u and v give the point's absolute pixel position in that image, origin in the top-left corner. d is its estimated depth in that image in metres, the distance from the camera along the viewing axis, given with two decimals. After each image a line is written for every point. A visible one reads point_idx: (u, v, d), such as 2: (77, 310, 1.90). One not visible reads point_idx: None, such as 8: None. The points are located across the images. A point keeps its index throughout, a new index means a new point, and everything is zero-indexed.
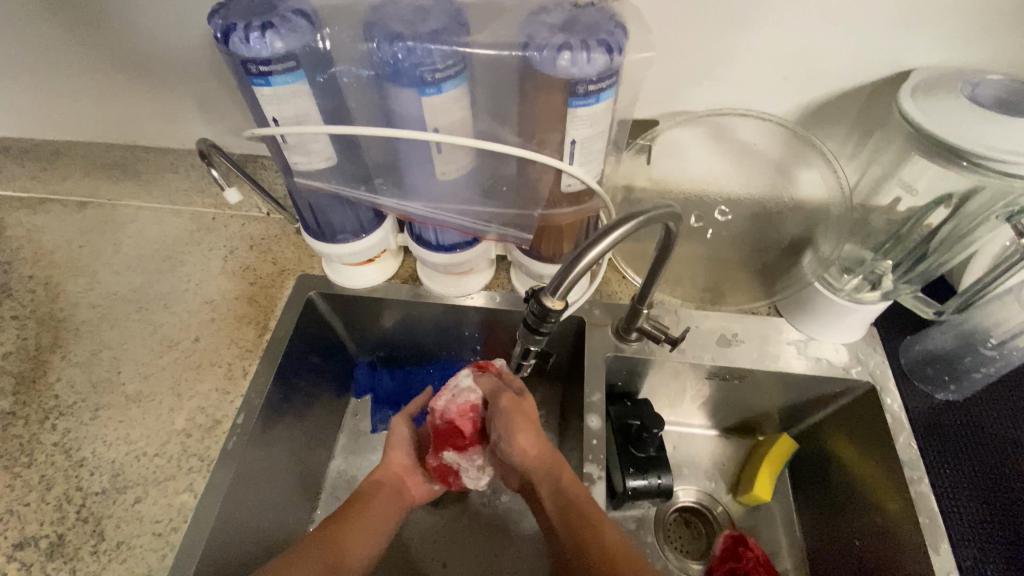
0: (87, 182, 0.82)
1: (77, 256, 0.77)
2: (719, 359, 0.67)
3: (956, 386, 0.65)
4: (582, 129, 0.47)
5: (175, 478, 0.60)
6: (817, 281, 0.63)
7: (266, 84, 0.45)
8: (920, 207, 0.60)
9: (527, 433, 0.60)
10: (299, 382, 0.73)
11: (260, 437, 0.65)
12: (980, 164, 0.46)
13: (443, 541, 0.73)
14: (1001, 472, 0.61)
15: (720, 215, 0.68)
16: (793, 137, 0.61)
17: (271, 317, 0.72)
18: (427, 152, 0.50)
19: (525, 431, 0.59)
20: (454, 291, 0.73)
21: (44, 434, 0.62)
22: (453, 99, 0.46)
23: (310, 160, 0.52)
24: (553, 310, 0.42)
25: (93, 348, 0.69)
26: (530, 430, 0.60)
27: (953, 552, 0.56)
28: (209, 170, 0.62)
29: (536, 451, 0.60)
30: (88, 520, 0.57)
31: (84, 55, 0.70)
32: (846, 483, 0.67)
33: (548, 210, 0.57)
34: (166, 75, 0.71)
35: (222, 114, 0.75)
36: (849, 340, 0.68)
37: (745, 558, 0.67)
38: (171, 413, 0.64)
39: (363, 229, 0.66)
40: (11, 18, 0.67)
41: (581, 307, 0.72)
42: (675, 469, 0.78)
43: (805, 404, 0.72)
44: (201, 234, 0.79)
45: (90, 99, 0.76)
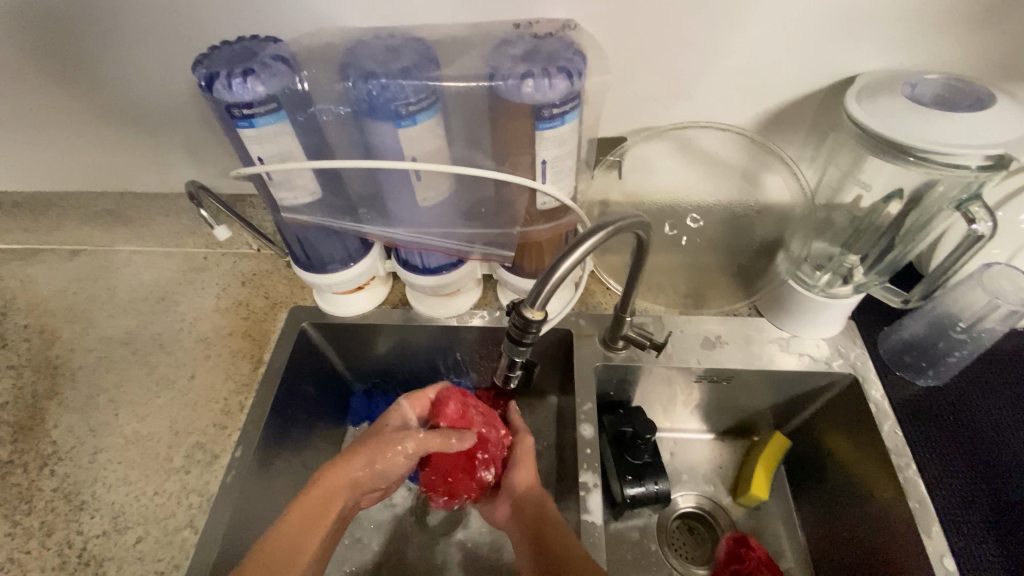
0: (81, 231, 0.84)
1: (72, 303, 0.78)
2: (704, 361, 0.70)
3: (933, 372, 0.66)
4: (551, 150, 0.50)
5: (175, 515, 0.60)
6: (791, 280, 0.66)
7: (250, 126, 0.48)
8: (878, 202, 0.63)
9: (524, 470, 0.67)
10: (296, 413, 0.73)
11: (259, 469, 0.66)
12: (925, 158, 0.49)
13: (448, 563, 0.73)
14: (990, 451, 0.62)
15: (693, 222, 0.70)
16: (752, 145, 0.64)
17: (265, 349, 0.73)
18: (407, 180, 0.53)
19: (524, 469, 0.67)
20: (444, 312, 0.74)
21: (43, 480, 0.63)
22: (428, 129, 0.49)
23: (295, 195, 0.55)
24: (534, 322, 0.44)
25: (91, 392, 0.70)
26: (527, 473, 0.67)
27: (945, 535, 0.57)
28: (198, 210, 0.63)
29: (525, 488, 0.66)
30: (89, 563, 0.57)
31: (74, 108, 0.73)
32: (840, 475, 0.69)
33: (526, 228, 0.59)
34: (153, 123, 0.74)
35: (210, 157, 0.78)
36: (828, 335, 0.70)
37: (747, 559, 0.69)
38: (169, 451, 0.65)
39: (350, 258, 0.68)
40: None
41: (568, 320, 0.74)
42: (674, 476, 0.79)
43: (794, 401, 0.74)
44: (193, 274, 0.81)
45: (78, 148, 0.79)
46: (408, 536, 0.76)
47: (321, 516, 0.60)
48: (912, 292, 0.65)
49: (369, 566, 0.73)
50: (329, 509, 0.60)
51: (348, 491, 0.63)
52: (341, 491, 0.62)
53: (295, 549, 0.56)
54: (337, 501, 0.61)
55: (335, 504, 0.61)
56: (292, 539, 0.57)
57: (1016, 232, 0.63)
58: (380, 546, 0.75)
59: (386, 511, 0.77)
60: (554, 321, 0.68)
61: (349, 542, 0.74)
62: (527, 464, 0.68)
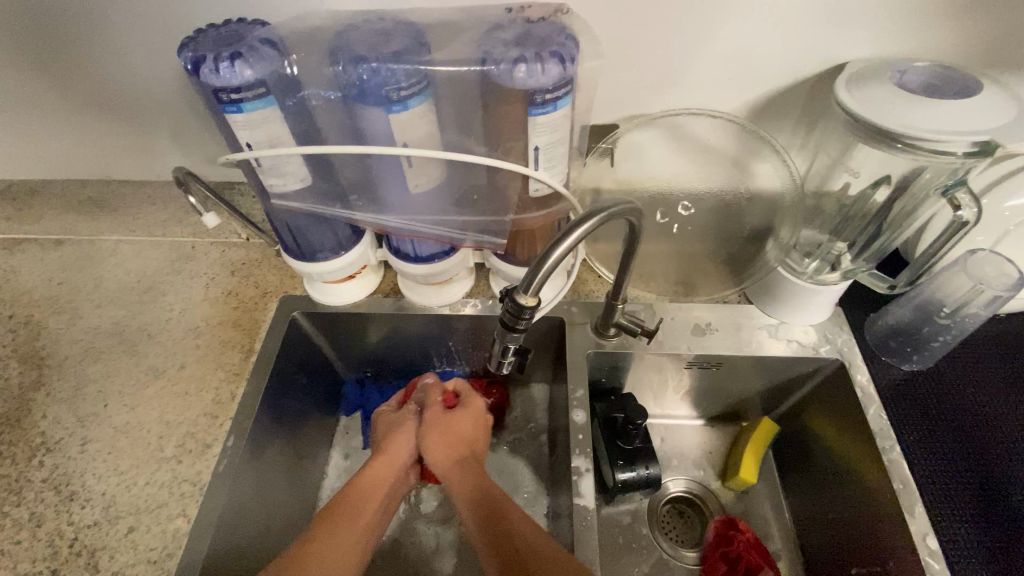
0: (65, 220, 0.83)
1: (57, 294, 0.77)
2: (695, 347, 0.70)
3: (918, 357, 0.68)
4: (544, 136, 0.50)
5: (168, 505, 0.60)
6: (779, 267, 0.67)
7: (238, 111, 0.47)
8: (864, 189, 0.63)
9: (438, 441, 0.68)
10: (288, 402, 0.73)
11: (251, 458, 0.66)
12: (912, 145, 0.49)
13: (441, 549, 0.74)
14: (971, 432, 0.64)
15: (684, 210, 0.70)
16: (743, 132, 0.64)
17: (256, 339, 0.73)
18: (398, 167, 0.52)
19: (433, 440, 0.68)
20: (437, 300, 0.74)
21: (32, 471, 0.62)
22: (419, 115, 0.48)
23: (285, 181, 0.54)
24: (527, 308, 0.44)
25: (78, 383, 0.69)
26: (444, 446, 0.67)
27: (927, 514, 0.58)
28: (186, 197, 0.62)
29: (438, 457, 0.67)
30: (80, 553, 0.57)
31: (53, 93, 0.71)
32: (826, 458, 0.70)
33: (519, 215, 0.59)
34: (138, 109, 0.73)
35: (197, 144, 0.77)
36: (816, 321, 0.71)
37: (736, 541, 0.70)
38: (160, 441, 0.64)
39: (341, 246, 0.68)
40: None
41: (560, 308, 0.74)
42: (664, 461, 0.80)
43: (782, 386, 0.75)
44: (181, 263, 0.80)
45: (61, 135, 0.77)
46: (401, 523, 0.76)
47: (368, 497, 0.64)
48: (898, 279, 0.66)
49: None
50: (373, 491, 0.65)
51: (387, 472, 0.67)
52: (383, 471, 0.67)
53: (348, 524, 0.60)
54: (376, 486, 0.65)
55: (379, 487, 0.65)
56: (346, 517, 0.60)
57: (999, 219, 0.64)
58: None
59: None
60: (547, 308, 0.69)
61: None
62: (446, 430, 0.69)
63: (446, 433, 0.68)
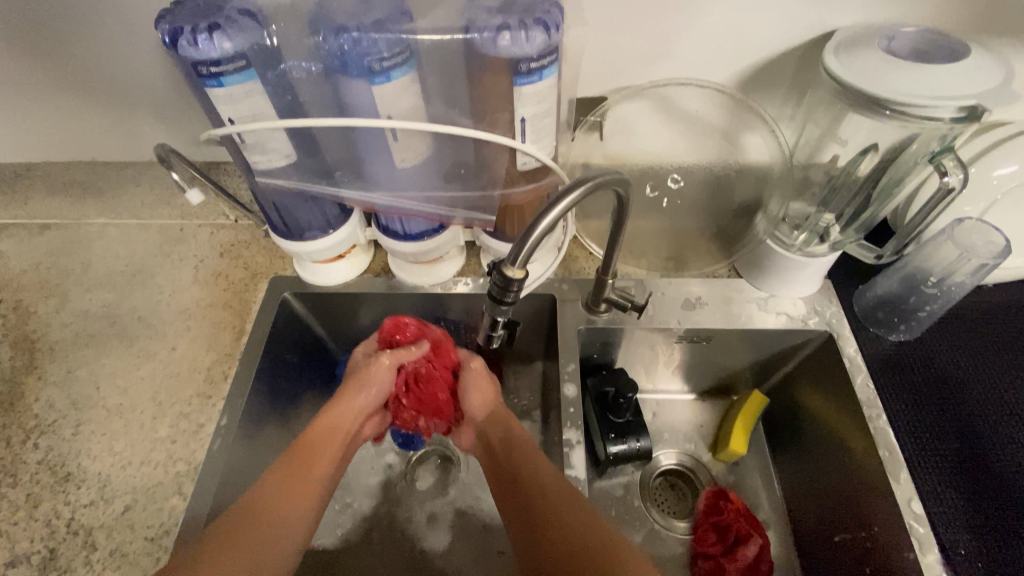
0: (51, 204, 0.82)
1: (46, 278, 0.77)
2: (685, 322, 0.71)
3: (904, 327, 0.68)
4: (530, 107, 0.49)
5: (163, 483, 0.60)
6: (768, 238, 0.67)
7: (218, 85, 0.46)
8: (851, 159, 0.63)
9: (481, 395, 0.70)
10: (282, 383, 0.74)
11: (246, 437, 0.66)
12: (901, 111, 0.49)
13: (437, 523, 0.75)
14: (954, 399, 0.65)
15: (674, 182, 0.71)
16: (732, 103, 0.63)
17: (247, 320, 0.72)
18: (383, 141, 0.52)
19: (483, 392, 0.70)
20: (428, 279, 0.74)
21: (27, 453, 0.62)
22: (403, 87, 0.48)
23: (269, 158, 0.54)
24: (514, 280, 0.44)
25: (70, 366, 0.69)
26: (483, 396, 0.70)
27: (911, 479, 0.59)
28: (170, 175, 0.61)
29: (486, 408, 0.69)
30: (78, 532, 0.58)
31: (28, 71, 0.70)
32: (814, 429, 0.72)
33: (507, 189, 0.58)
34: (118, 87, 0.71)
35: (181, 123, 0.76)
36: (805, 294, 0.71)
37: (726, 510, 0.72)
38: (153, 421, 0.64)
39: (330, 225, 0.67)
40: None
41: (550, 284, 0.75)
42: (656, 435, 0.82)
43: (772, 360, 0.76)
44: (170, 245, 0.79)
45: (40, 114, 0.76)
46: (397, 499, 0.77)
47: (321, 443, 0.63)
48: (885, 248, 0.66)
49: (361, 529, 0.75)
50: (325, 437, 0.64)
51: (342, 417, 0.67)
52: (335, 420, 0.66)
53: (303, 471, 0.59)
54: (337, 423, 0.66)
55: (333, 432, 0.65)
56: (304, 462, 0.60)
57: (987, 188, 0.64)
58: (371, 511, 0.76)
59: (377, 477, 0.79)
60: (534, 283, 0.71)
61: (339, 508, 0.76)
62: (479, 387, 0.70)
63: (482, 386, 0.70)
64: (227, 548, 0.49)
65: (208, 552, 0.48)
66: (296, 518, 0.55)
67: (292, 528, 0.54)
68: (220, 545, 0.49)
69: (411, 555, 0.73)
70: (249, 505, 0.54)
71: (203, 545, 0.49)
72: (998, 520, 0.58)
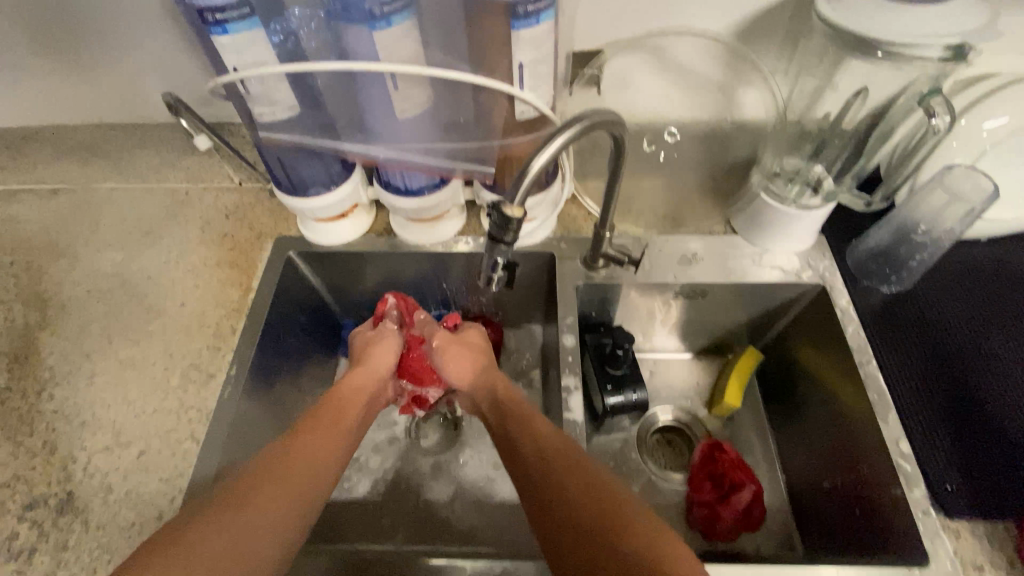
0: (60, 169, 0.83)
1: (55, 240, 0.78)
2: (682, 277, 0.72)
3: (897, 278, 0.70)
4: (528, 52, 0.51)
5: (176, 429, 0.62)
6: (763, 193, 0.67)
7: (223, 32, 0.47)
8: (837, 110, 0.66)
9: (458, 362, 0.71)
10: (288, 340, 0.75)
11: (255, 388, 0.68)
12: (893, 51, 0.50)
13: (440, 475, 0.78)
14: (946, 345, 0.65)
15: (670, 136, 0.74)
16: (732, 57, 0.65)
17: (253, 278, 0.74)
18: (384, 91, 0.52)
19: (456, 359, 0.71)
20: (429, 239, 0.76)
21: (42, 403, 0.64)
22: (404, 33, 0.48)
23: (273, 110, 0.55)
24: (513, 219, 0.45)
25: (83, 322, 0.71)
26: (460, 363, 0.71)
27: (900, 421, 0.60)
28: (181, 122, 0.64)
29: (467, 374, 0.70)
30: (94, 475, 0.60)
31: (33, 32, 0.71)
32: (806, 381, 0.73)
33: (505, 139, 0.60)
34: (123, 48, 0.72)
35: (186, 85, 0.77)
36: (799, 250, 0.73)
37: (720, 461, 0.72)
38: (165, 373, 0.66)
39: (332, 182, 0.69)
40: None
41: (549, 242, 0.76)
42: (653, 392, 0.84)
43: (766, 317, 0.78)
44: (177, 208, 0.81)
45: (46, 77, 0.77)
46: (402, 454, 0.80)
47: (346, 403, 0.64)
48: (873, 196, 0.68)
49: (367, 481, 0.77)
50: (352, 397, 0.65)
51: (367, 381, 0.69)
52: (362, 381, 0.68)
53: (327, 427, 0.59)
54: (361, 385, 0.68)
55: (358, 394, 0.66)
56: (329, 415, 0.60)
57: (976, 139, 0.65)
58: (378, 464, 0.79)
59: (383, 433, 0.81)
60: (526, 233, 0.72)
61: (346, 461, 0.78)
62: (453, 356, 0.71)
63: (457, 352, 0.72)
64: (227, 512, 0.45)
65: (220, 504, 0.46)
66: (324, 465, 0.54)
67: (318, 478, 0.53)
68: (235, 496, 0.47)
69: (415, 505, 0.75)
70: (266, 459, 0.51)
71: (216, 498, 0.46)
72: (996, 456, 0.57)
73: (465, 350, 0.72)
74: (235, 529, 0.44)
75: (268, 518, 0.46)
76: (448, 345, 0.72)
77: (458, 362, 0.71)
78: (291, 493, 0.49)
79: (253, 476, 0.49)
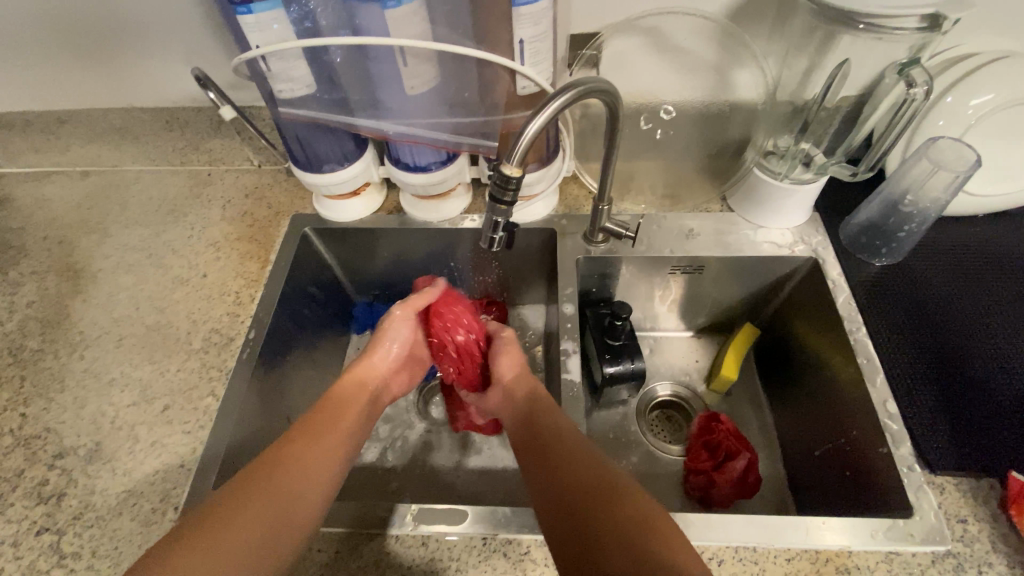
0: (91, 152, 0.89)
1: (86, 217, 0.83)
2: (678, 251, 0.75)
3: (887, 251, 0.72)
4: (527, 28, 0.55)
5: (197, 387, 0.66)
6: (755, 167, 0.72)
7: (248, 12, 0.52)
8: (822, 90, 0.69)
9: (509, 360, 0.72)
10: (303, 311, 0.79)
11: (271, 352, 0.72)
12: (875, 23, 0.54)
13: (446, 443, 0.81)
14: (934, 314, 0.67)
15: (666, 114, 0.75)
16: (722, 37, 0.67)
17: (270, 251, 0.79)
18: (394, 67, 0.56)
19: (510, 356, 0.72)
20: (437, 216, 0.80)
21: (74, 363, 0.69)
22: (412, 11, 0.52)
23: (292, 87, 0.59)
24: (513, 177, 0.48)
25: (111, 291, 0.75)
26: (511, 360, 0.71)
27: (887, 384, 0.62)
28: (207, 95, 0.68)
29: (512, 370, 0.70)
30: (121, 427, 0.64)
31: (72, 21, 0.77)
32: (800, 353, 0.76)
33: (508, 115, 0.64)
34: (152, 35, 0.78)
35: (210, 70, 0.82)
36: (793, 226, 0.75)
37: (716, 431, 0.74)
38: (187, 336, 0.71)
39: (346, 160, 0.73)
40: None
41: (551, 219, 0.79)
42: (652, 367, 0.86)
43: (763, 293, 0.80)
44: (199, 188, 0.86)
45: (80, 64, 0.83)
46: (410, 422, 0.83)
47: (349, 400, 0.63)
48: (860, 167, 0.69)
49: (376, 447, 0.80)
50: (349, 398, 0.64)
51: (364, 382, 0.68)
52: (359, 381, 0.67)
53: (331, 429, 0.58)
54: (367, 378, 0.68)
55: (355, 395, 0.65)
56: (336, 413, 0.60)
57: (963, 116, 0.68)
58: (386, 431, 0.82)
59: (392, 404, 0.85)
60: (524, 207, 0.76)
61: None
62: (508, 352, 0.73)
63: (510, 353, 0.73)
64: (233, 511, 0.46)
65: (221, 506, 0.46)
66: (331, 464, 0.54)
67: (319, 481, 0.52)
68: (229, 505, 0.46)
69: (422, 470, 0.78)
70: (259, 464, 0.51)
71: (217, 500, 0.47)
72: (981, 417, 0.59)
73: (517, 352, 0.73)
74: (233, 533, 0.44)
75: (262, 526, 0.45)
76: (510, 344, 0.74)
77: (512, 358, 0.72)
78: (288, 495, 0.49)
79: (245, 483, 0.48)
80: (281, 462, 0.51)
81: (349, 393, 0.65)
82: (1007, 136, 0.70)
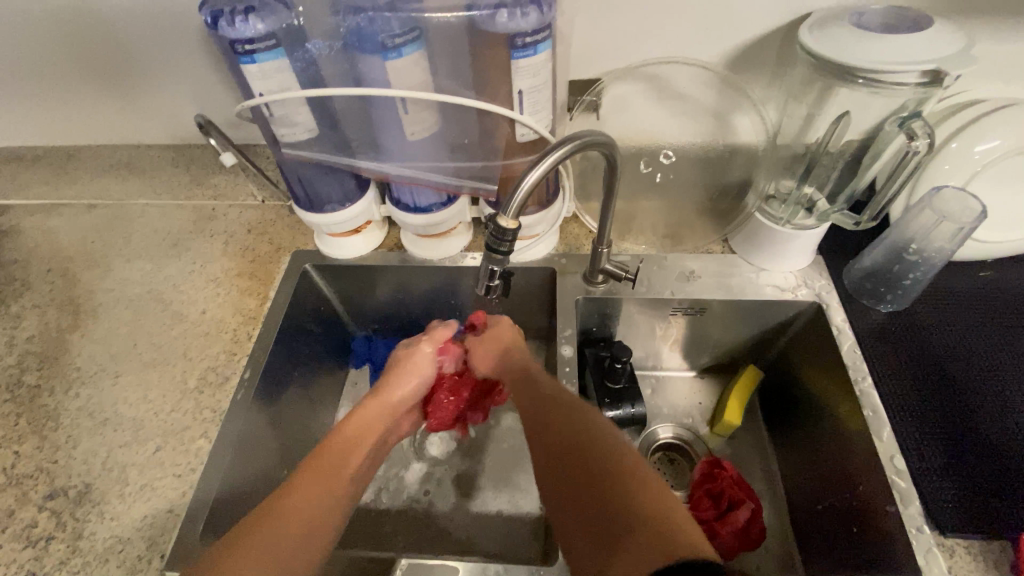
0: (98, 185, 0.90)
1: (90, 250, 0.84)
2: (679, 293, 0.74)
3: (892, 296, 0.71)
4: (526, 80, 0.56)
5: (191, 428, 0.66)
6: (757, 212, 0.71)
7: (251, 62, 0.53)
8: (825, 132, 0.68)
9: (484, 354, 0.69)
10: (301, 348, 0.79)
11: (267, 390, 0.72)
12: (873, 79, 0.53)
13: (440, 485, 0.79)
14: (944, 363, 0.66)
15: (666, 158, 0.77)
16: (722, 84, 0.68)
17: (270, 287, 0.79)
18: (394, 113, 0.56)
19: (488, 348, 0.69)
20: (436, 254, 0.80)
21: (69, 401, 0.69)
22: (414, 61, 0.53)
23: (294, 131, 0.59)
24: (508, 230, 0.48)
25: (110, 326, 0.76)
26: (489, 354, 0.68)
27: (896, 440, 0.60)
28: (208, 140, 0.69)
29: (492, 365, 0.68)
30: (112, 468, 0.63)
31: (82, 62, 0.79)
32: (806, 398, 0.74)
33: (508, 159, 0.64)
34: (160, 75, 0.80)
35: (216, 108, 0.84)
36: (796, 269, 0.75)
37: (719, 478, 0.71)
38: (184, 374, 0.71)
39: (346, 200, 0.73)
40: (12, 26, 0.75)
41: (551, 258, 0.79)
42: (654, 408, 0.85)
43: (767, 334, 0.79)
44: (203, 222, 0.86)
45: (90, 99, 0.84)
46: (406, 462, 0.81)
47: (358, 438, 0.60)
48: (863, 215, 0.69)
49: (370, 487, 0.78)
50: (360, 434, 0.61)
51: (372, 417, 0.63)
52: (365, 421, 0.63)
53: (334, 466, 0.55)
54: (374, 414, 0.64)
55: (363, 433, 0.61)
56: (339, 452, 0.57)
57: (969, 162, 0.67)
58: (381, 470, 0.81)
59: None
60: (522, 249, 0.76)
61: None
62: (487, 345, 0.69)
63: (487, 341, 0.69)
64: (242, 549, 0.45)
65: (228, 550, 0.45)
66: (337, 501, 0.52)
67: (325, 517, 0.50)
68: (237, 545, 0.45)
69: (417, 513, 0.76)
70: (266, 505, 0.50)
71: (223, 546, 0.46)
72: (995, 475, 0.57)
73: (494, 339, 0.69)
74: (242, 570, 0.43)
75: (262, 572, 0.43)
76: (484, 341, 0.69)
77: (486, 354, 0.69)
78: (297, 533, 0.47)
79: (251, 524, 0.48)
80: (286, 502, 0.50)
81: (352, 430, 0.61)
82: (1010, 183, 0.69)
